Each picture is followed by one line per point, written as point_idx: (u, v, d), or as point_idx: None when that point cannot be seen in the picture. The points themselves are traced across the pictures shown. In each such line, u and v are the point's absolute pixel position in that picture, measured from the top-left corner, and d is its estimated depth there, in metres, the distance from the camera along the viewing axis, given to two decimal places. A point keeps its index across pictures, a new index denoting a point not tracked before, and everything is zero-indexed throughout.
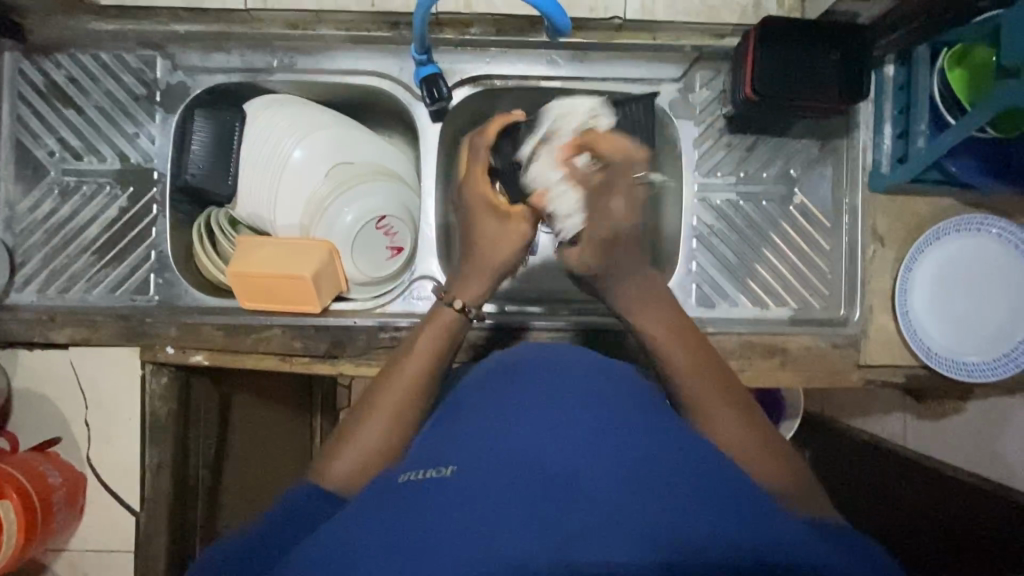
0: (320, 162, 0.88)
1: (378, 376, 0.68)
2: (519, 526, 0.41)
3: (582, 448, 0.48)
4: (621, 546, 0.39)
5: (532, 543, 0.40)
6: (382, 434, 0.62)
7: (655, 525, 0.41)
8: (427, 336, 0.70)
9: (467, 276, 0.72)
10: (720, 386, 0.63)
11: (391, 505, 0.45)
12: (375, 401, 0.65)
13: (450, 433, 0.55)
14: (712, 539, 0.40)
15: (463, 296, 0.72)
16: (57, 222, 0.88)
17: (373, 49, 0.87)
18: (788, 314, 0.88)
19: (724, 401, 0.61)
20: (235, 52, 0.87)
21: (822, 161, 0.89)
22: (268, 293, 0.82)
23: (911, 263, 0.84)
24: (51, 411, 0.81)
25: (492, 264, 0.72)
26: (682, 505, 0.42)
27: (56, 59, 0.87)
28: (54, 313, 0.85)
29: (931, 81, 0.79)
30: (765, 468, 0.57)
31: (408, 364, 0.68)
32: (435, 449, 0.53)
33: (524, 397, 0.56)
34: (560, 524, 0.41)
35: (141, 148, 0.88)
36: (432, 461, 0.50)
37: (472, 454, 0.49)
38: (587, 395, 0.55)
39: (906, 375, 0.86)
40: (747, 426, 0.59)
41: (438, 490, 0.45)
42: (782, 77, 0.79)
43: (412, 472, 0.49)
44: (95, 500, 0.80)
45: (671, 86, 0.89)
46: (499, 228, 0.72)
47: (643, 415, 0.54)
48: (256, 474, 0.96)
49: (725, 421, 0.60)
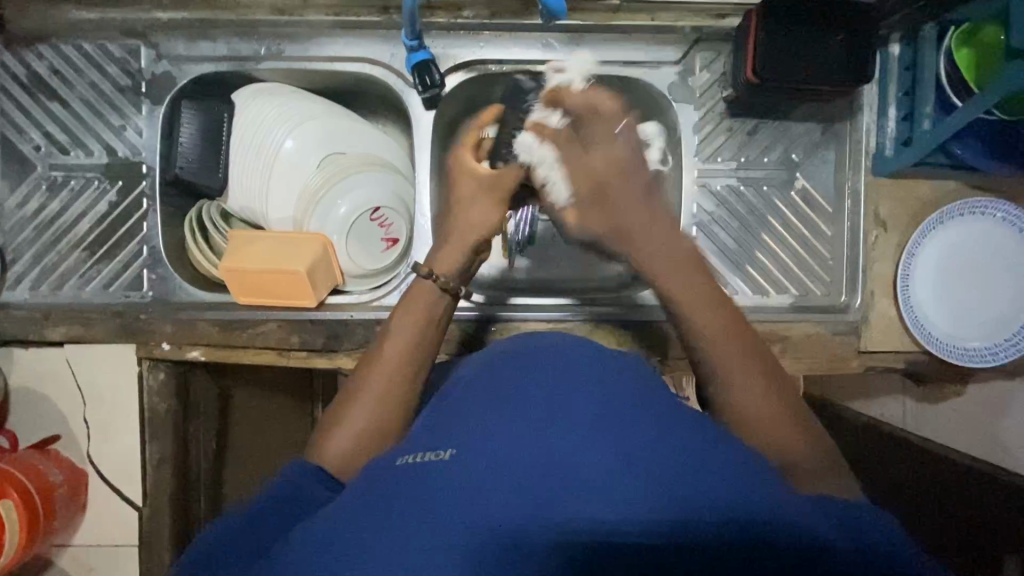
0: (311, 153, 0.86)
1: (370, 352, 0.68)
2: (516, 504, 0.41)
3: (588, 420, 0.46)
4: (620, 521, 0.40)
5: (533, 522, 0.40)
6: (375, 415, 0.63)
7: (656, 500, 0.40)
8: (407, 317, 0.69)
9: (447, 248, 0.74)
10: (746, 354, 0.61)
11: (385, 492, 0.44)
12: (364, 383, 0.65)
13: (445, 413, 0.53)
14: (713, 515, 0.40)
15: (439, 269, 0.73)
16: (46, 219, 0.86)
17: (362, 34, 0.84)
18: (789, 301, 0.87)
19: (753, 373, 0.59)
20: (221, 40, 0.84)
21: (825, 144, 0.88)
22: (259, 288, 0.81)
23: (914, 247, 0.83)
24: (49, 409, 0.81)
25: (474, 229, 0.75)
26: (684, 476, 0.42)
27: (37, 50, 0.85)
28: (48, 310, 0.84)
29: (938, 60, 0.76)
30: (787, 446, 0.56)
31: (387, 349, 0.67)
32: (431, 430, 0.51)
33: (522, 369, 0.54)
34: (557, 503, 0.41)
35: (128, 142, 0.87)
36: (429, 443, 0.48)
37: (470, 433, 0.47)
38: (585, 364, 0.54)
39: (907, 361, 0.85)
40: (773, 406, 0.58)
41: (431, 474, 0.44)
42: (785, 59, 0.77)
43: (410, 453, 0.48)
44: (98, 495, 0.81)
45: (670, 69, 0.87)
46: (478, 201, 0.75)
47: (646, 392, 0.52)
48: (259, 462, 0.97)
49: (749, 398, 0.58)
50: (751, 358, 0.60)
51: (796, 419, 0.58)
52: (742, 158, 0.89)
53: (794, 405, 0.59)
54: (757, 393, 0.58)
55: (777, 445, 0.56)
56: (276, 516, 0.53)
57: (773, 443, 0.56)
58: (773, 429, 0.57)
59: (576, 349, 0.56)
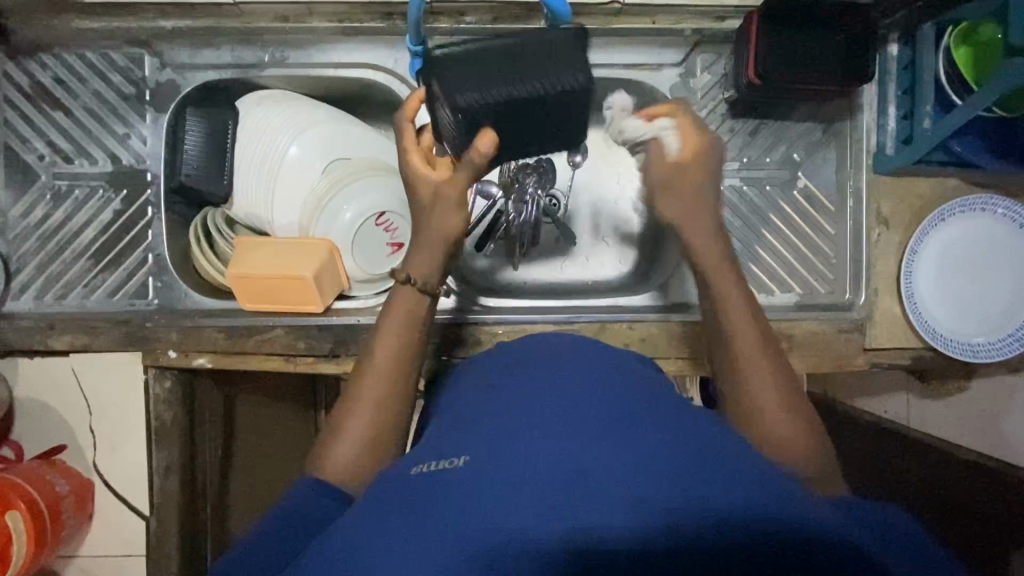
0: (317, 159, 0.86)
1: (359, 362, 0.67)
2: (529, 511, 0.40)
3: (601, 426, 0.45)
4: (635, 521, 0.39)
5: (547, 525, 0.39)
6: (372, 424, 0.62)
7: (670, 501, 0.40)
8: (397, 324, 0.67)
9: (420, 252, 0.69)
10: (759, 351, 0.61)
11: (400, 501, 0.43)
12: (358, 392, 0.64)
13: (457, 420, 0.53)
14: (728, 514, 0.39)
15: (417, 272, 0.69)
16: (51, 228, 0.86)
17: (365, 40, 0.84)
18: (792, 299, 0.89)
19: (767, 371, 0.60)
20: (224, 47, 0.84)
21: (825, 144, 0.90)
22: (266, 294, 0.81)
23: (917, 245, 0.83)
24: (54, 419, 0.81)
25: (445, 235, 0.69)
26: (700, 475, 0.42)
27: (40, 60, 0.85)
28: (52, 320, 0.84)
29: (936, 59, 0.77)
30: (791, 451, 0.57)
31: (379, 355, 0.66)
32: (443, 438, 0.51)
33: (533, 375, 0.54)
34: (571, 508, 0.40)
35: (133, 150, 0.88)
36: (444, 452, 0.48)
37: (483, 440, 0.47)
38: (594, 370, 0.53)
39: (912, 358, 0.85)
40: (784, 406, 0.59)
41: (444, 484, 0.44)
42: (784, 59, 0.77)
43: (424, 463, 0.48)
44: (103, 506, 0.80)
45: (671, 71, 0.88)
46: (443, 215, 0.69)
47: (658, 395, 0.51)
48: (264, 469, 0.96)
49: (762, 392, 0.59)
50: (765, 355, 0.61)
51: (803, 423, 0.58)
52: (744, 159, 0.91)
53: (803, 406, 0.59)
54: (771, 390, 0.59)
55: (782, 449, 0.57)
56: (291, 520, 0.53)
57: (781, 447, 0.57)
58: (779, 434, 0.58)
59: (588, 355, 0.56)
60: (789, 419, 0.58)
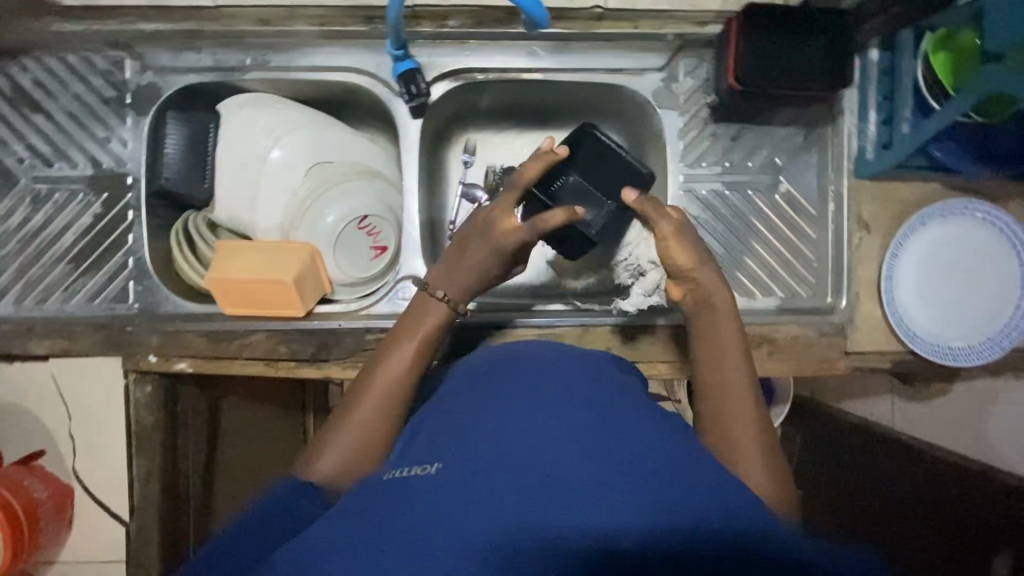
0: (299, 162, 0.86)
1: (368, 368, 0.68)
2: (504, 515, 0.40)
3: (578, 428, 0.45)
4: (610, 527, 0.39)
5: (519, 531, 0.39)
6: (378, 415, 0.63)
7: (645, 509, 0.40)
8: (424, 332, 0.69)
9: (458, 275, 0.72)
10: (733, 369, 0.64)
11: (372, 508, 0.43)
12: (370, 386, 0.65)
13: (434, 427, 0.52)
14: (699, 522, 0.39)
15: (447, 288, 0.71)
16: (31, 231, 0.85)
17: (348, 44, 0.84)
18: (775, 304, 0.88)
19: (737, 389, 0.63)
20: (206, 50, 0.84)
21: (806, 149, 0.89)
22: (248, 297, 0.81)
23: (896, 250, 0.85)
24: (34, 424, 0.80)
25: (477, 275, 0.72)
26: (674, 482, 0.42)
27: (22, 63, 0.84)
28: (32, 324, 0.83)
29: (916, 65, 0.77)
30: (748, 460, 0.58)
31: (393, 359, 0.67)
32: (419, 445, 0.50)
33: (512, 379, 0.54)
34: (544, 514, 0.39)
35: (113, 154, 0.86)
36: (419, 457, 0.48)
37: (458, 445, 0.47)
38: (571, 373, 0.53)
39: (893, 361, 0.86)
40: (750, 420, 0.61)
41: (418, 488, 0.43)
42: (763, 64, 0.78)
43: (399, 469, 0.47)
44: (84, 511, 0.80)
45: (654, 76, 0.87)
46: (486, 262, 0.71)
47: (635, 399, 0.51)
48: (249, 472, 0.96)
49: (729, 406, 0.62)
50: (738, 374, 0.64)
51: (764, 440, 0.60)
52: (726, 163, 0.90)
53: (767, 425, 0.61)
54: (739, 407, 0.62)
55: (739, 456, 0.58)
56: (269, 522, 0.53)
57: (737, 455, 0.58)
58: (740, 444, 0.59)
59: (566, 361, 0.56)
60: (750, 432, 0.60)
